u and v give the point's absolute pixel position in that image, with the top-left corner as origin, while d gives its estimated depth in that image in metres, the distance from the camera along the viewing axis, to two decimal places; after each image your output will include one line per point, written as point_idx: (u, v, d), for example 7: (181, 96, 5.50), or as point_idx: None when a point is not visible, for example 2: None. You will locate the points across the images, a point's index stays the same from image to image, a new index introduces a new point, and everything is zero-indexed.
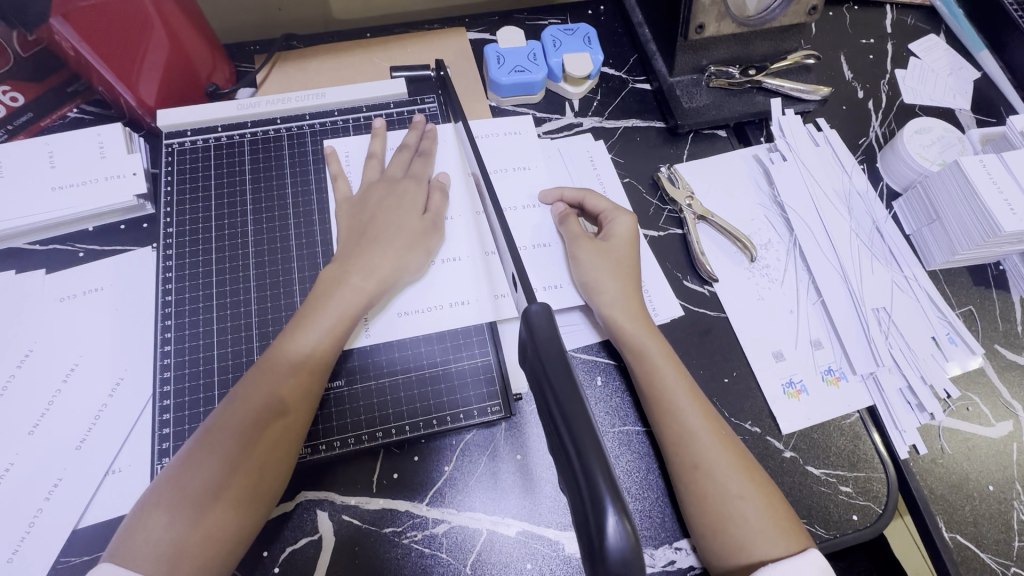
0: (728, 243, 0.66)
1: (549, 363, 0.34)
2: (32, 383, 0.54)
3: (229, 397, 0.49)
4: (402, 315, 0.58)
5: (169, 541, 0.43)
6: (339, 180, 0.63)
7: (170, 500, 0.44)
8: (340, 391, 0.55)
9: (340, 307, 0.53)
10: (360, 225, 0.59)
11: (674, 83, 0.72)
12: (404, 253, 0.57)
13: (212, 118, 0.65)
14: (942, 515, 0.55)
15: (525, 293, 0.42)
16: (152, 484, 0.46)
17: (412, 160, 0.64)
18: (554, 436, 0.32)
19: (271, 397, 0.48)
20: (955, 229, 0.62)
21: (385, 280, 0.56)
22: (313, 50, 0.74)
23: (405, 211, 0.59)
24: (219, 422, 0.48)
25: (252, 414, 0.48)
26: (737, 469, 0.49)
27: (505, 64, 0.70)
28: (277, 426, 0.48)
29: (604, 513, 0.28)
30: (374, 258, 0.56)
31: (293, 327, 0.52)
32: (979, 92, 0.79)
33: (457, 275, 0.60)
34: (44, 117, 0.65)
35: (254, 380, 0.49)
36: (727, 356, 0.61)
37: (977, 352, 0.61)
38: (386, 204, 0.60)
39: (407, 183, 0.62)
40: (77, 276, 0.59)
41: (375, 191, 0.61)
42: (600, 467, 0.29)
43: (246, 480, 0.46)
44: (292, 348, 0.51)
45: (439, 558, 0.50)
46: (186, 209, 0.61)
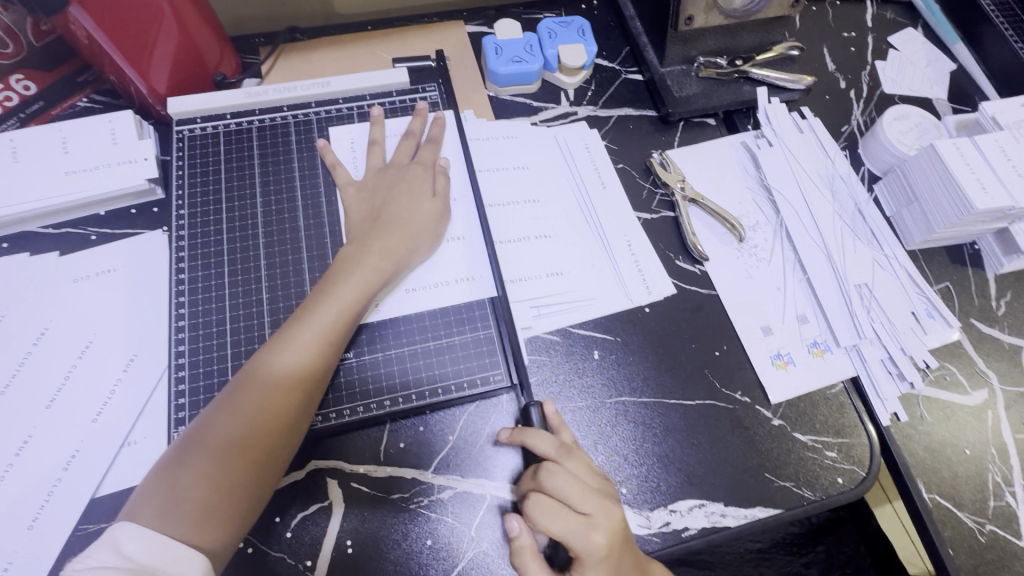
0: (718, 225, 0.69)
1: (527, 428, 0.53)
2: (50, 359, 0.56)
3: (244, 372, 0.51)
4: (410, 291, 0.60)
5: (191, 506, 0.45)
6: (339, 167, 0.65)
7: (192, 466, 0.47)
8: (349, 362, 0.57)
9: (351, 286, 0.55)
10: (368, 209, 0.62)
11: (666, 73, 0.76)
12: (411, 231, 0.60)
13: (221, 105, 0.67)
14: (922, 477, 0.58)
15: None
16: (171, 450, 0.48)
17: (415, 147, 0.66)
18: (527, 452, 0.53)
19: (291, 372, 0.51)
20: (932, 209, 0.66)
21: (398, 259, 0.58)
22: (317, 43, 0.77)
23: (410, 193, 0.62)
24: (239, 393, 0.50)
25: (271, 389, 0.50)
26: None
27: (502, 55, 0.73)
28: (295, 399, 0.50)
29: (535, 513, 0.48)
30: (382, 239, 0.58)
31: (310, 303, 0.54)
32: (955, 82, 0.83)
33: (459, 256, 0.63)
34: (54, 106, 0.67)
35: (269, 356, 0.51)
36: (718, 330, 0.64)
37: (954, 326, 0.65)
38: (392, 187, 0.62)
39: (409, 165, 0.64)
40: (91, 258, 0.61)
41: (379, 175, 0.63)
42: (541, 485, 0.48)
43: (265, 450, 0.48)
44: (309, 325, 0.53)
45: (444, 521, 0.53)
46: (196, 192, 0.63)
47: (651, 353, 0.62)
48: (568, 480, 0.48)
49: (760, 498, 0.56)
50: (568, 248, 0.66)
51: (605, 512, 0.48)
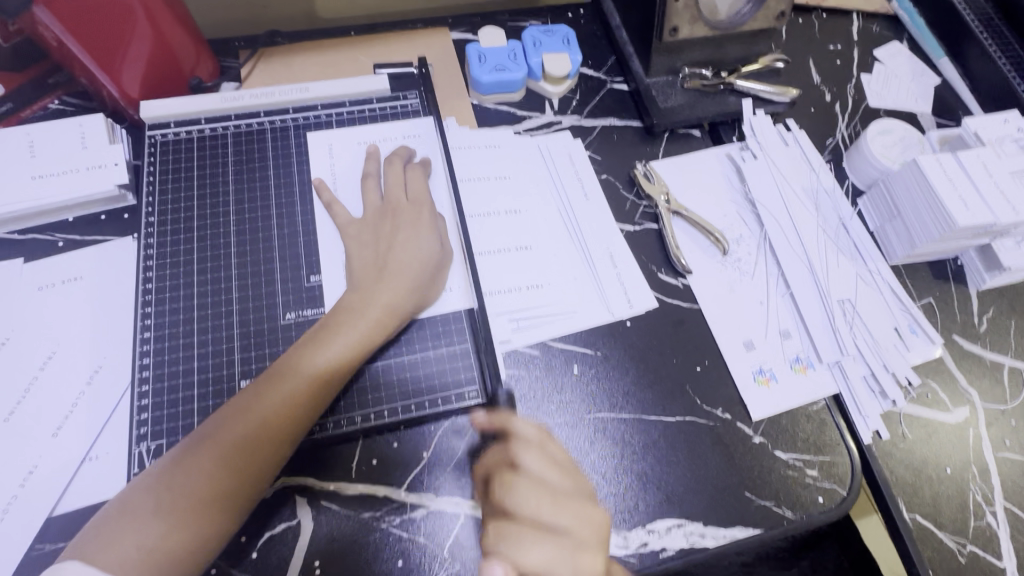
0: (701, 238, 0.68)
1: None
2: (8, 371, 0.54)
3: (238, 408, 0.50)
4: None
5: (151, 543, 0.44)
6: (336, 207, 0.62)
7: (169, 502, 0.45)
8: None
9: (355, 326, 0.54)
10: (368, 249, 0.58)
11: (651, 84, 0.75)
12: (416, 286, 0.57)
13: (196, 110, 0.65)
14: (904, 497, 0.58)
15: None
16: (148, 483, 0.47)
17: (403, 173, 0.63)
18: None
19: (272, 412, 0.49)
20: (915, 225, 0.65)
21: (401, 312, 0.56)
22: (298, 47, 0.75)
23: (415, 236, 0.59)
24: (219, 431, 0.49)
25: (250, 428, 0.48)
26: None
27: (486, 63, 0.72)
28: (270, 441, 0.49)
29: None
30: (386, 293, 0.55)
31: (302, 349, 0.53)
32: (940, 96, 0.83)
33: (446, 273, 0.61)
34: (25, 108, 0.65)
35: (257, 398, 0.50)
36: (700, 345, 0.63)
37: (936, 342, 0.64)
38: (393, 228, 0.59)
39: (413, 205, 0.61)
40: (57, 265, 0.59)
41: (379, 218, 0.60)
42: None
43: (235, 491, 0.47)
44: (310, 366, 0.51)
45: (416, 541, 0.51)
46: (168, 199, 0.62)
47: (631, 368, 0.61)
48: (532, 493, 0.49)
49: (739, 518, 0.55)
50: (549, 260, 0.65)
51: (575, 522, 0.48)
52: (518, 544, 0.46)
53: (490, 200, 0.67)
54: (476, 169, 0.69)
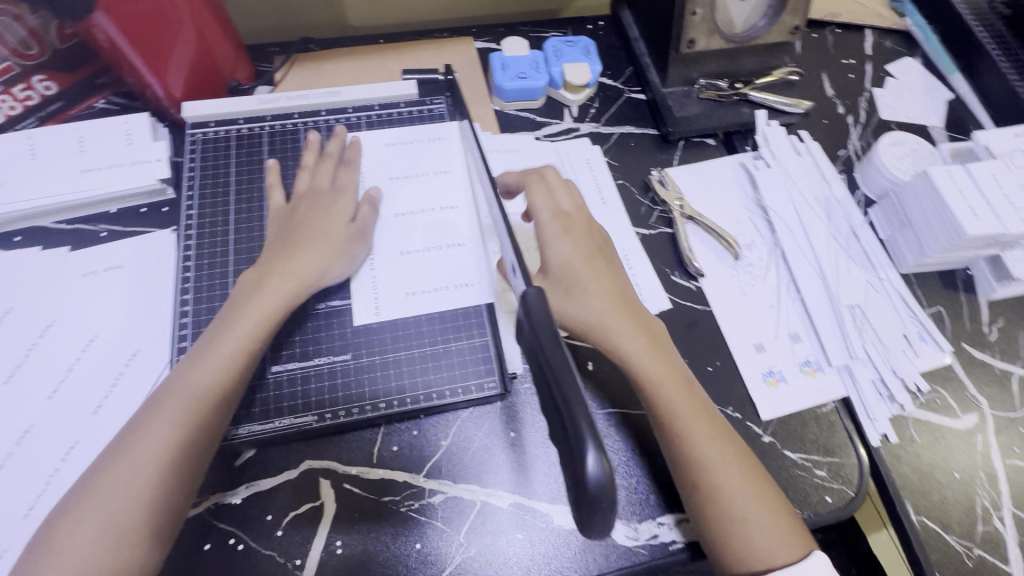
0: (714, 242, 0.70)
1: (549, 349, 0.32)
2: (53, 352, 0.57)
3: (150, 405, 0.50)
4: (409, 295, 0.62)
5: (106, 548, 0.44)
6: (274, 190, 0.65)
7: (98, 506, 0.45)
8: (323, 368, 0.58)
9: (264, 306, 0.55)
10: (285, 228, 0.61)
11: (667, 93, 0.78)
12: (321, 255, 0.59)
13: (234, 111, 0.69)
14: (911, 500, 0.59)
15: (524, 278, 0.40)
16: (69, 496, 0.47)
17: (337, 170, 0.66)
18: (543, 396, 0.32)
19: (191, 400, 0.49)
20: (925, 234, 0.67)
21: (304, 280, 0.57)
22: (330, 53, 0.79)
23: (326, 218, 0.61)
24: (137, 430, 0.48)
25: (174, 417, 0.48)
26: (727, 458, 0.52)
27: (508, 71, 0.75)
28: (208, 425, 0.49)
29: (586, 449, 0.28)
30: (289, 266, 0.57)
31: (209, 335, 0.54)
32: (951, 110, 0.84)
33: (414, 262, 0.64)
34: (74, 106, 0.69)
35: (169, 390, 0.50)
36: (711, 346, 0.65)
37: (945, 350, 0.66)
38: (307, 213, 0.62)
39: (336, 194, 0.64)
40: (100, 254, 0.63)
41: (304, 201, 0.63)
42: (586, 418, 0.29)
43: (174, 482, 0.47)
44: (221, 346, 0.52)
45: (434, 525, 0.53)
46: (206, 194, 0.65)
47: None
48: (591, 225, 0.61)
49: None
50: None
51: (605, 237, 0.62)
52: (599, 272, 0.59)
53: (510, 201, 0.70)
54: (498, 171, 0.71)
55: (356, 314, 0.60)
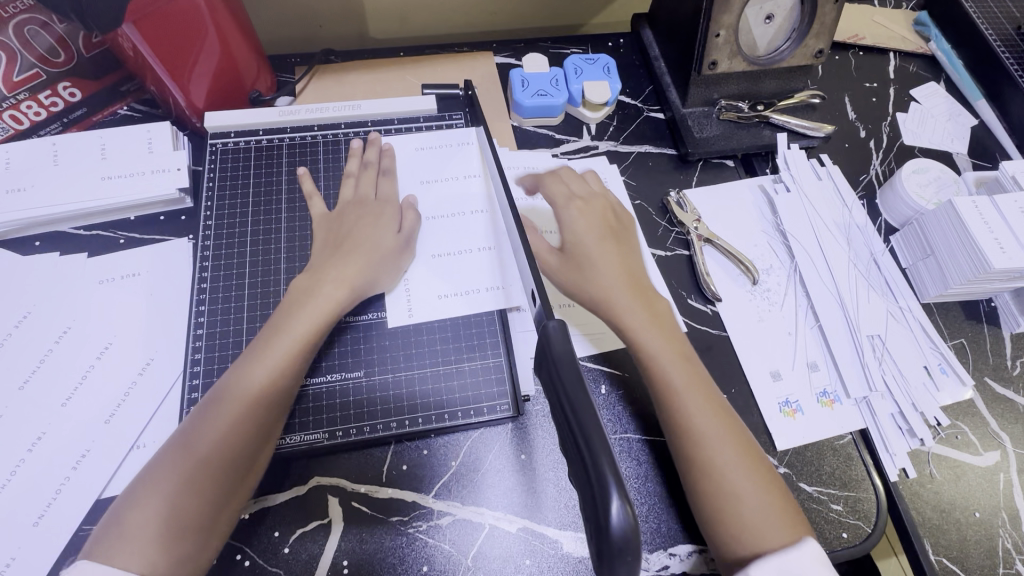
0: (732, 267, 0.69)
1: (570, 384, 0.33)
2: (68, 358, 0.57)
3: (202, 408, 0.50)
4: (441, 297, 0.62)
5: (155, 548, 0.44)
6: (313, 198, 0.65)
7: (147, 507, 0.45)
8: (346, 383, 0.58)
9: (313, 313, 0.55)
10: (330, 233, 0.62)
11: (687, 114, 0.77)
12: (370, 263, 0.59)
13: (255, 122, 0.69)
14: (930, 539, 0.57)
15: (543, 306, 0.40)
16: (121, 495, 0.47)
17: (377, 178, 0.67)
18: (565, 431, 0.32)
19: (247, 406, 0.50)
20: (948, 264, 0.65)
21: (356, 286, 0.58)
22: (350, 65, 0.79)
23: (375, 227, 0.62)
24: (189, 431, 0.48)
25: (229, 428, 0.48)
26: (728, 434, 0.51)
27: (528, 88, 0.74)
28: (257, 428, 0.50)
29: (608, 493, 0.28)
30: (338, 269, 0.58)
31: (260, 341, 0.54)
32: (975, 138, 0.83)
33: (444, 268, 0.64)
34: (96, 113, 0.70)
35: (219, 395, 0.50)
36: (726, 372, 0.63)
37: (967, 384, 0.64)
38: (355, 220, 0.62)
39: (380, 204, 0.64)
40: (117, 261, 0.63)
41: (349, 209, 0.63)
42: (607, 457, 0.29)
43: (225, 483, 0.47)
44: (270, 350, 0.52)
45: (441, 548, 0.53)
46: (225, 205, 0.65)
47: None
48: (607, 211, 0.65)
49: None
50: None
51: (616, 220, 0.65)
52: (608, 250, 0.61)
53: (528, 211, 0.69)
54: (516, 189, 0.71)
55: (390, 316, 0.61)
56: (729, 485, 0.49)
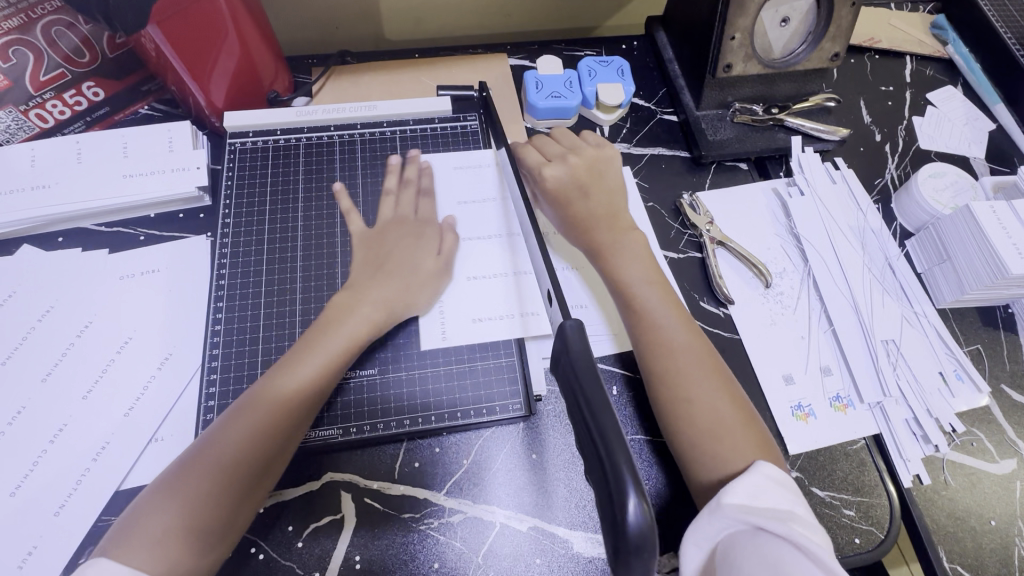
0: (745, 270, 0.69)
1: (587, 384, 0.33)
2: (89, 352, 0.58)
3: (236, 409, 0.51)
4: (476, 321, 0.62)
5: (174, 549, 0.44)
6: (352, 215, 0.66)
7: (171, 507, 0.45)
8: (374, 380, 0.59)
9: (353, 327, 0.56)
10: (367, 256, 0.62)
11: (701, 116, 0.77)
12: (408, 286, 0.60)
13: (272, 122, 0.71)
14: (944, 546, 0.57)
15: (559, 307, 0.41)
16: (148, 488, 0.47)
17: (416, 198, 0.68)
18: (582, 431, 0.33)
19: (280, 414, 0.51)
20: (964, 269, 0.65)
21: (395, 309, 0.59)
22: (366, 66, 0.80)
23: (415, 246, 0.63)
24: (222, 432, 0.49)
25: (260, 434, 0.49)
26: (709, 373, 0.54)
27: (542, 89, 0.75)
28: (287, 437, 0.51)
29: (625, 495, 0.28)
30: (382, 287, 0.59)
31: (297, 350, 0.55)
32: (993, 142, 0.82)
33: (471, 294, 0.63)
34: (118, 113, 0.71)
35: (257, 399, 0.51)
36: (738, 375, 0.63)
37: (983, 391, 0.63)
38: (394, 241, 0.63)
39: (420, 224, 0.65)
40: (137, 257, 0.64)
41: (388, 228, 0.64)
42: (625, 459, 0.29)
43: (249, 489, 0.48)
44: (312, 358, 0.54)
45: (453, 545, 0.53)
46: (243, 203, 0.66)
47: None
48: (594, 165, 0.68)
49: None
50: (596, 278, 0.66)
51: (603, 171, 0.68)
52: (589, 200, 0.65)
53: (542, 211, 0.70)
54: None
55: (424, 338, 0.60)
56: (698, 419, 0.52)
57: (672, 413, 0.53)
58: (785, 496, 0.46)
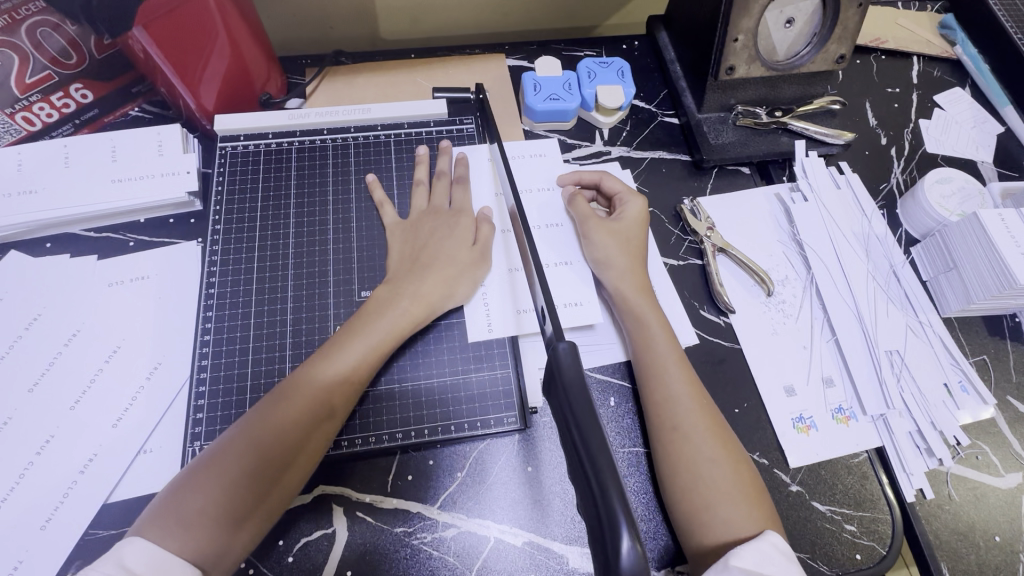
0: (747, 278, 0.68)
1: (579, 412, 0.32)
2: (77, 362, 0.57)
3: (270, 399, 0.52)
4: (520, 311, 0.63)
5: (205, 534, 0.45)
6: (386, 206, 0.66)
7: (205, 492, 0.46)
8: (406, 383, 0.58)
9: (387, 323, 0.56)
10: (409, 246, 0.63)
11: (702, 119, 0.75)
12: (450, 276, 0.60)
13: (264, 125, 0.69)
14: (947, 562, 0.56)
15: (552, 326, 0.40)
16: (184, 471, 0.49)
17: (450, 188, 0.68)
18: (573, 460, 0.32)
19: (313, 407, 0.51)
20: (971, 279, 0.63)
21: (432, 305, 0.59)
22: (361, 67, 0.79)
23: (452, 235, 0.63)
24: (255, 421, 0.50)
25: (292, 425, 0.50)
26: (712, 437, 0.53)
27: (540, 92, 0.73)
28: (318, 430, 0.51)
29: (618, 534, 0.27)
30: (419, 282, 0.59)
31: (330, 345, 0.55)
32: (1001, 146, 0.81)
33: (503, 288, 0.64)
34: (108, 114, 0.70)
35: (291, 390, 0.52)
36: (739, 386, 0.62)
37: (989, 403, 0.62)
38: (433, 229, 0.64)
39: (455, 214, 0.65)
40: (126, 264, 0.63)
41: (423, 219, 0.65)
42: (618, 494, 0.28)
43: (279, 480, 0.49)
44: (346, 353, 0.54)
45: (446, 561, 0.52)
46: (233, 209, 0.65)
47: None
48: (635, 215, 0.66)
49: None
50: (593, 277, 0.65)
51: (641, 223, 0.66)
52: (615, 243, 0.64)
53: (541, 213, 0.69)
54: (529, 181, 0.71)
55: (470, 330, 0.61)
56: (696, 488, 0.51)
57: (671, 475, 0.52)
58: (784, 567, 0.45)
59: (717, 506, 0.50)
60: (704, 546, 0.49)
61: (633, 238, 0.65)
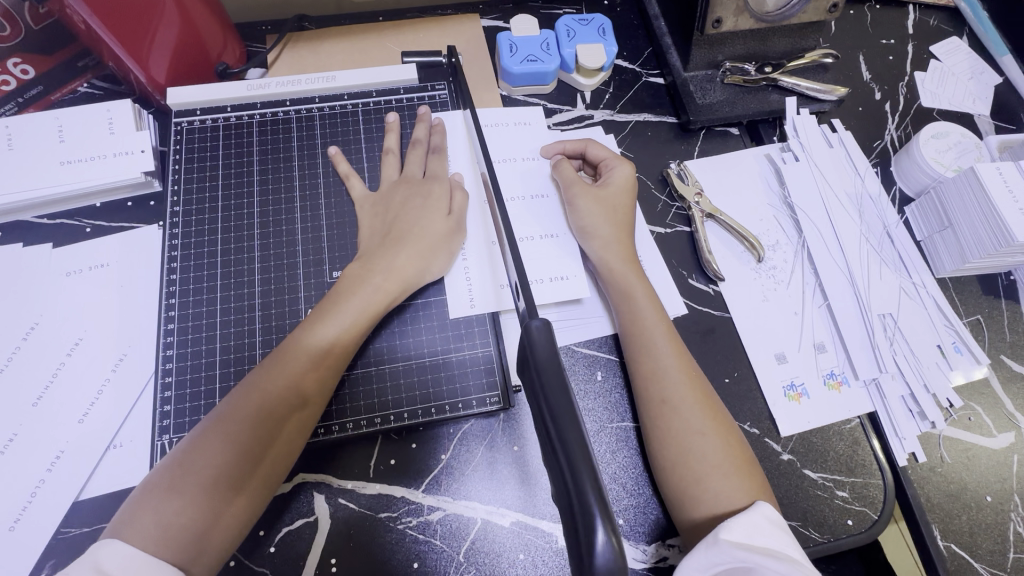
0: (736, 243, 0.65)
1: (552, 396, 0.30)
2: (37, 356, 0.54)
3: (242, 387, 0.49)
4: (502, 287, 0.60)
5: (184, 530, 0.43)
6: (352, 179, 0.62)
7: (181, 487, 0.44)
8: (382, 366, 0.56)
9: (360, 301, 0.54)
10: (378, 221, 0.59)
11: (689, 78, 0.72)
12: (423, 250, 0.58)
13: (223, 97, 0.65)
14: (938, 524, 0.55)
15: (525, 303, 0.37)
16: (157, 469, 0.46)
17: (426, 157, 0.64)
18: (546, 446, 0.30)
19: (287, 392, 0.49)
20: (967, 236, 0.61)
21: (406, 281, 0.56)
22: (325, 33, 0.74)
23: (424, 208, 0.60)
24: (229, 411, 0.48)
25: (267, 411, 0.48)
26: (702, 408, 0.51)
27: (517, 53, 0.69)
28: (295, 415, 0.49)
29: (592, 526, 0.25)
30: (389, 259, 0.56)
31: (302, 327, 0.52)
32: (999, 97, 0.77)
33: (483, 261, 0.62)
34: (54, 91, 0.65)
35: (264, 376, 0.49)
36: (729, 356, 0.60)
37: (982, 363, 0.61)
38: (403, 201, 0.60)
39: (427, 182, 0.62)
40: (84, 252, 0.59)
41: (394, 190, 0.61)
42: (592, 483, 0.26)
43: (258, 469, 0.47)
44: (318, 335, 0.51)
45: (433, 544, 0.51)
46: (193, 190, 0.62)
47: None
48: (623, 181, 0.62)
49: None
50: (579, 249, 0.63)
51: (629, 188, 0.63)
52: (600, 210, 0.61)
53: (523, 183, 0.66)
54: (507, 149, 0.68)
55: (450, 306, 0.59)
56: (686, 462, 0.49)
57: (660, 450, 0.51)
58: (779, 537, 0.44)
59: (708, 480, 0.48)
60: (695, 518, 0.48)
61: (619, 206, 0.61)
